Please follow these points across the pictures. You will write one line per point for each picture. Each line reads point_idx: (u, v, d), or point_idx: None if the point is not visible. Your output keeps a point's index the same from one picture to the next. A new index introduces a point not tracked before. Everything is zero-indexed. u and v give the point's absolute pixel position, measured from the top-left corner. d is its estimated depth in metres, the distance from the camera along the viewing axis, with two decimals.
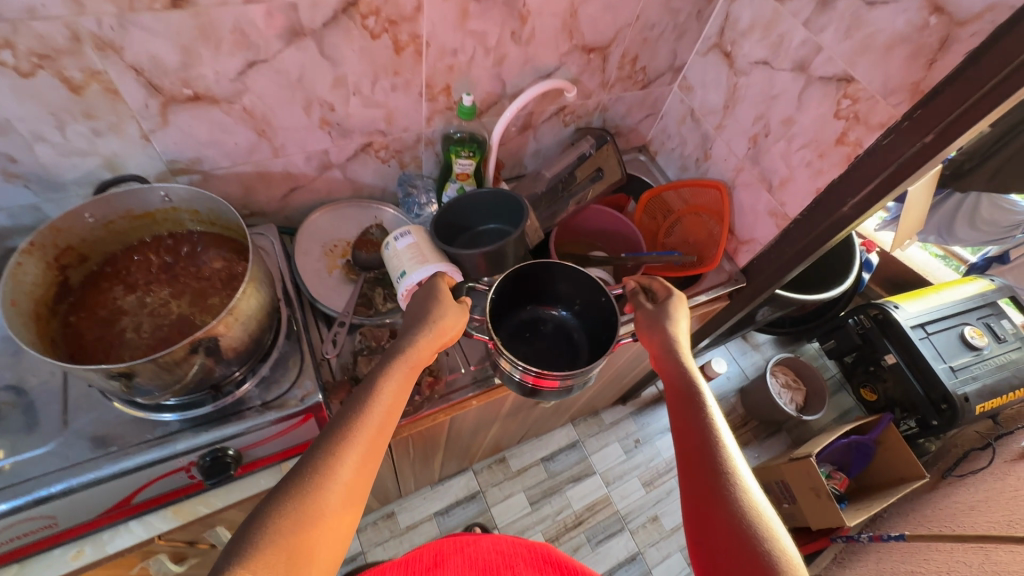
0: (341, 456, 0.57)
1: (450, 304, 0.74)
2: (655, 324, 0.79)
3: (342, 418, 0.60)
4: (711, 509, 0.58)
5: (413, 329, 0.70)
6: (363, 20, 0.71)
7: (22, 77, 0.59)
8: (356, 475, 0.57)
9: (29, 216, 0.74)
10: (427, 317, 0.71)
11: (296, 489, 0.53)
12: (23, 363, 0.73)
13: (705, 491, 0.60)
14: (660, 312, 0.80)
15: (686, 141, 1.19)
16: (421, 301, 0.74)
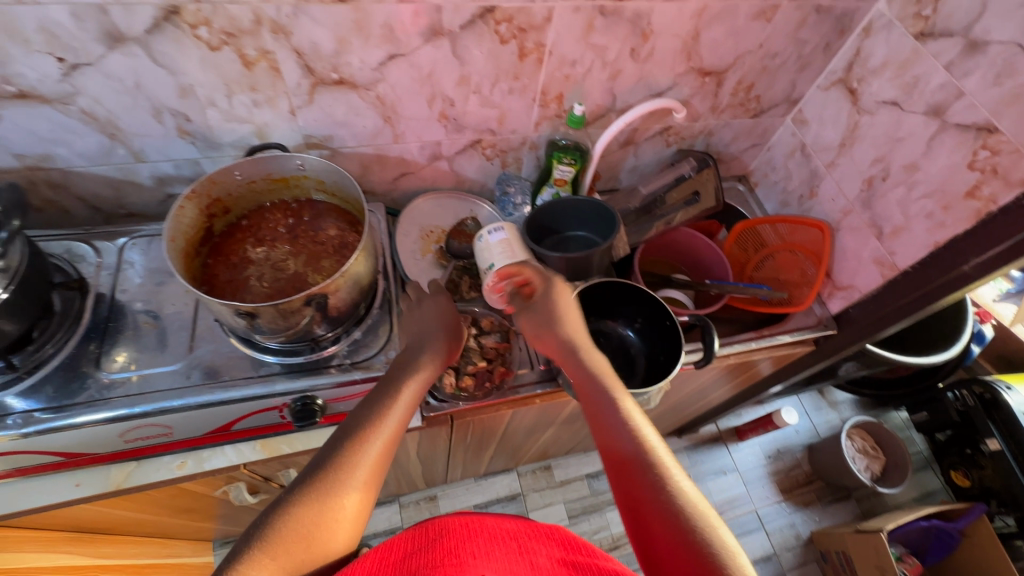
0: (358, 455, 0.61)
1: (451, 321, 0.79)
2: (565, 330, 0.77)
3: (357, 419, 0.65)
4: (661, 538, 0.58)
5: (419, 345, 0.75)
6: (496, 26, 0.77)
7: (210, 51, 0.69)
8: (371, 474, 0.62)
9: (189, 168, 0.86)
10: (433, 334, 0.76)
11: (314, 483, 0.58)
12: (164, 293, 0.85)
13: (652, 520, 0.59)
14: (548, 311, 0.79)
15: (792, 176, 1.15)
16: (423, 315, 0.79)
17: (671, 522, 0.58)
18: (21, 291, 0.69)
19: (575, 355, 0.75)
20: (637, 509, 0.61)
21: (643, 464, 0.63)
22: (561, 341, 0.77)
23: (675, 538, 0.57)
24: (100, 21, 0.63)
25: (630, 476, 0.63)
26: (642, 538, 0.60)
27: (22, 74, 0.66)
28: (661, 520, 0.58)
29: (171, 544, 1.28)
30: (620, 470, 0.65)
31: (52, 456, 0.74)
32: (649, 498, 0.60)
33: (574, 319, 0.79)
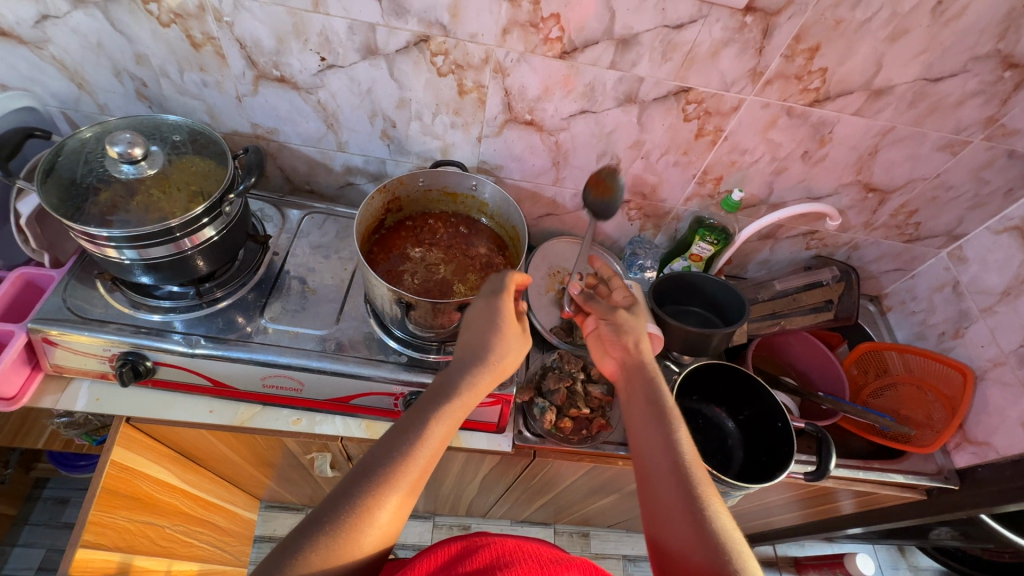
0: (382, 504, 0.55)
1: (516, 335, 0.68)
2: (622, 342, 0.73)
3: (381, 455, 0.58)
4: (682, 551, 0.54)
5: (463, 368, 0.66)
6: (685, 105, 0.82)
7: (437, 75, 0.80)
8: (395, 519, 0.56)
9: (375, 166, 0.96)
10: (486, 354, 0.66)
11: (330, 532, 0.52)
12: (324, 266, 0.94)
13: (680, 551, 0.55)
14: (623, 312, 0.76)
15: (936, 310, 1.09)
16: (481, 317, 0.68)
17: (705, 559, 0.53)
18: (227, 237, 0.81)
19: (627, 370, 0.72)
20: (663, 534, 0.57)
21: (672, 484, 0.58)
22: (622, 353, 0.74)
23: (698, 556, 0.53)
24: (366, 35, 0.75)
25: (657, 501, 0.59)
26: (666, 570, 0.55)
27: (289, 64, 0.79)
28: (688, 553, 0.54)
29: (231, 492, 1.33)
30: (645, 484, 0.61)
31: (202, 381, 0.82)
32: (680, 529, 0.56)
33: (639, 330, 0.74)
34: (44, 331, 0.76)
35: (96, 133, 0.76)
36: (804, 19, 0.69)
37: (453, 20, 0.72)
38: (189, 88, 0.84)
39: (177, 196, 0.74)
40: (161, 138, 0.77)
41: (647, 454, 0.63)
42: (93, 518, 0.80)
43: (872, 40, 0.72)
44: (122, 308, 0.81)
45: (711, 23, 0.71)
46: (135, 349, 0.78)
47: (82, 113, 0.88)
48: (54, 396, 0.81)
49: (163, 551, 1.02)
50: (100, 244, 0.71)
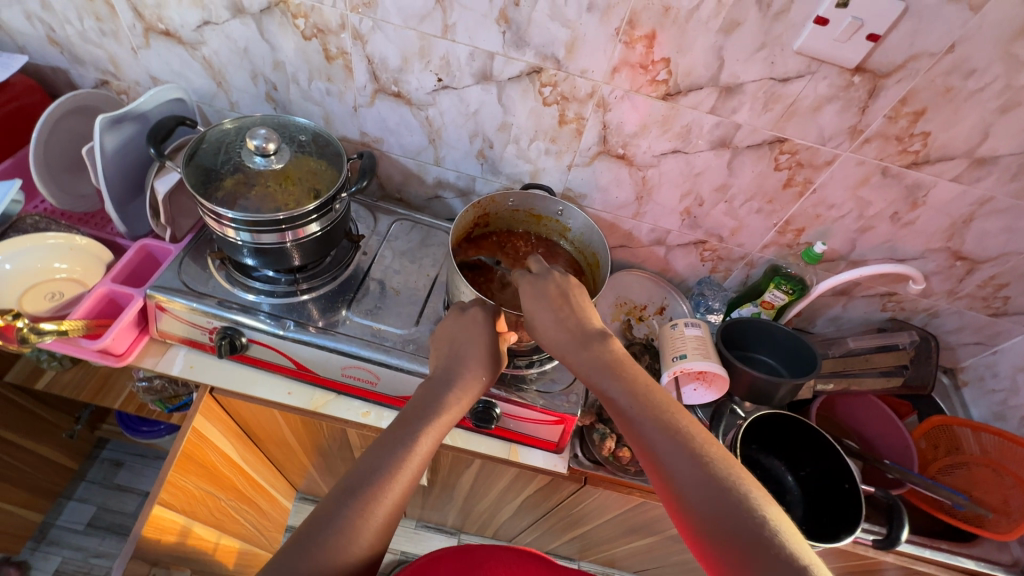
0: (367, 522, 0.57)
1: (492, 358, 0.73)
2: (569, 328, 0.68)
3: (366, 474, 0.60)
4: (701, 508, 0.54)
5: (442, 388, 0.70)
6: (778, 154, 0.84)
7: (541, 104, 0.85)
8: (382, 532, 0.58)
9: (465, 182, 1.01)
10: (459, 376, 0.70)
11: (322, 550, 0.54)
12: (407, 269, 0.99)
13: (699, 509, 0.55)
14: (546, 296, 0.70)
15: (1019, 391, 1.04)
16: (459, 338, 0.73)
17: (727, 512, 0.53)
18: (329, 234, 0.87)
19: (577, 358, 0.66)
20: (678, 496, 0.56)
21: (676, 449, 0.58)
22: (567, 337, 0.68)
23: (720, 514, 0.53)
24: (483, 62, 0.81)
25: (660, 467, 0.58)
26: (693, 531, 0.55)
27: (407, 81, 0.86)
28: (707, 512, 0.54)
29: (276, 478, 1.37)
30: (646, 453, 0.60)
31: (286, 362, 0.88)
32: (693, 489, 0.55)
33: (581, 312, 0.69)
34: (157, 297, 0.83)
35: (236, 126, 0.84)
36: (914, 83, 0.71)
37: (568, 55, 0.77)
38: (313, 94, 0.92)
39: (294, 190, 0.81)
40: (288, 137, 0.85)
41: (634, 428, 0.61)
42: (172, 478, 0.85)
43: (983, 109, 0.72)
44: (227, 285, 0.87)
45: (818, 79, 0.73)
46: (234, 324, 0.84)
47: (215, 108, 0.98)
48: (154, 359, 0.88)
49: (216, 523, 1.06)
50: (222, 223, 0.78)
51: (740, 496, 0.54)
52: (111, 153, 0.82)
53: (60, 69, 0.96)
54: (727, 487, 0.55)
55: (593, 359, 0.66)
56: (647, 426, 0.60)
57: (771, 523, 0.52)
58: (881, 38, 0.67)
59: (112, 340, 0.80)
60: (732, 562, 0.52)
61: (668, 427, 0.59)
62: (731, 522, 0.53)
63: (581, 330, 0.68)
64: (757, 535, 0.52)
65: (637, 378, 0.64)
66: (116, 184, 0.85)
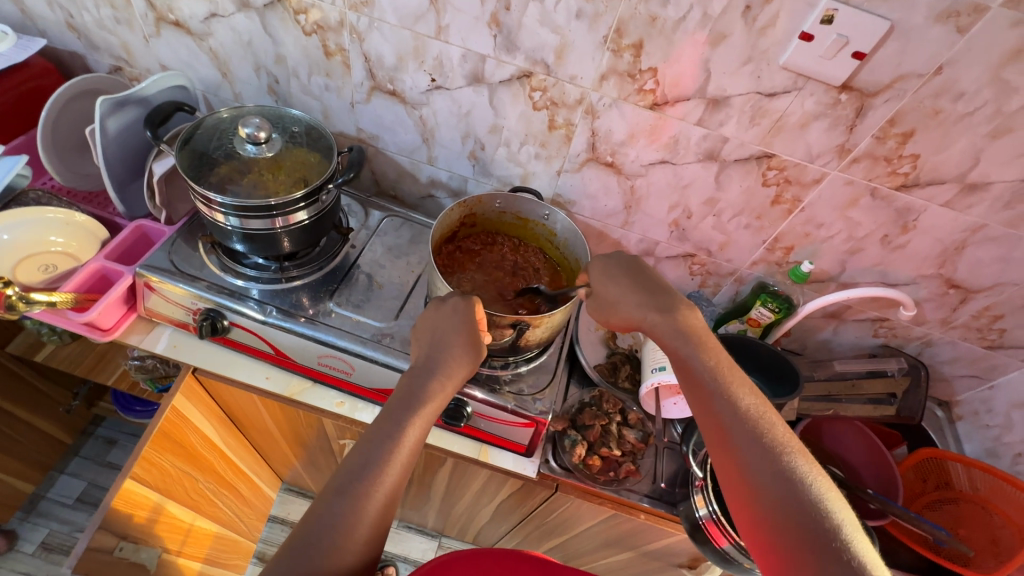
0: (360, 519, 0.58)
1: (468, 345, 0.73)
2: (649, 296, 0.70)
3: (356, 472, 0.60)
4: (770, 500, 0.54)
5: (424, 378, 0.70)
6: (766, 170, 0.83)
7: (532, 108, 0.86)
8: (375, 527, 0.59)
9: (457, 182, 1.02)
10: (442, 364, 0.71)
11: (317, 550, 0.55)
12: (393, 264, 1.00)
13: (766, 495, 0.54)
14: (630, 268, 0.74)
15: (1013, 428, 1.01)
16: (442, 328, 0.74)
17: (793, 502, 0.53)
18: (316, 224, 0.89)
19: (657, 324, 0.68)
20: (746, 480, 0.56)
21: (751, 436, 0.57)
22: (648, 303, 0.69)
23: (787, 507, 0.53)
24: (475, 64, 0.82)
25: (732, 450, 0.58)
26: (754, 515, 0.55)
27: (403, 80, 0.88)
28: (774, 498, 0.54)
29: (260, 466, 1.38)
30: (717, 435, 0.60)
31: (265, 347, 0.89)
32: (765, 479, 0.55)
33: (664, 286, 0.71)
34: (146, 276, 0.85)
35: (232, 115, 0.87)
36: (901, 104, 0.70)
37: (557, 61, 0.78)
38: (312, 89, 0.94)
39: (284, 178, 0.82)
40: (282, 127, 0.87)
41: (708, 406, 0.61)
42: (147, 454, 0.87)
43: (972, 134, 0.71)
44: (213, 269, 0.89)
45: (804, 96, 0.72)
46: (217, 307, 0.85)
47: (219, 98, 1.01)
48: (139, 336, 0.90)
49: (193, 504, 1.07)
50: (212, 208, 0.80)
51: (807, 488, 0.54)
52: (113, 135, 0.85)
53: (76, 53, 1.01)
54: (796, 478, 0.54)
55: (673, 329, 0.67)
56: (723, 406, 0.60)
57: (839, 520, 0.51)
58: (867, 57, 0.66)
59: (98, 314, 0.83)
60: (792, 557, 0.51)
61: (744, 411, 0.59)
62: (798, 512, 0.52)
63: (662, 300, 0.69)
64: (822, 529, 0.51)
65: (716, 359, 0.64)
66: (116, 165, 0.88)
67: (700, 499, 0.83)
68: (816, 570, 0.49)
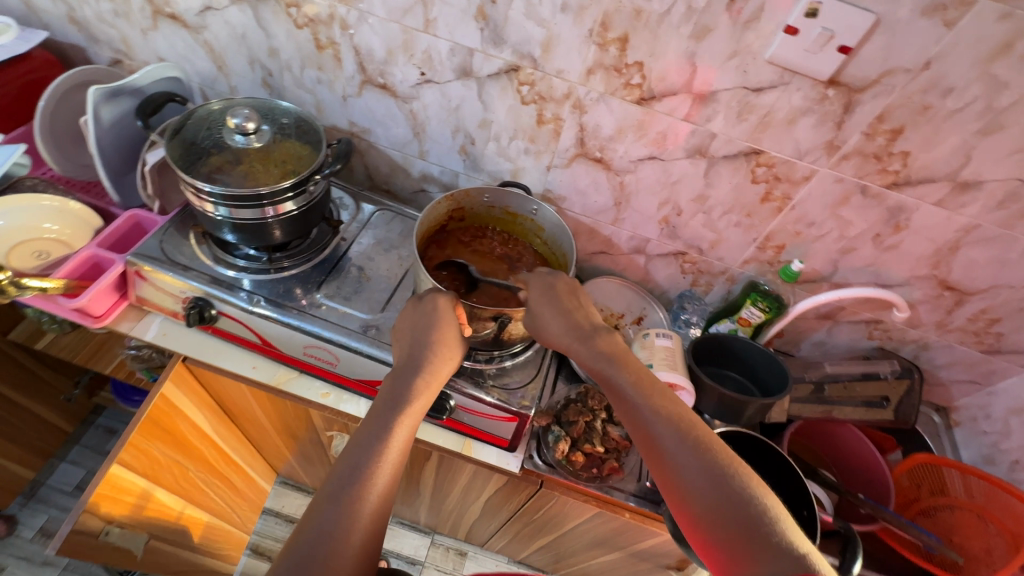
0: (355, 523, 0.56)
1: (450, 341, 0.74)
2: (572, 324, 0.73)
3: (348, 476, 0.59)
4: (704, 500, 0.55)
5: (407, 376, 0.70)
6: (755, 166, 0.82)
7: (520, 103, 0.86)
8: (372, 531, 0.57)
9: (448, 177, 1.02)
10: (426, 361, 0.71)
11: (315, 558, 0.53)
12: (382, 257, 1.00)
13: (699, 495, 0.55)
14: (551, 294, 0.77)
15: (1011, 435, 0.99)
16: (423, 324, 0.74)
17: (723, 498, 0.54)
18: (306, 215, 0.89)
19: (580, 350, 0.71)
20: (679, 485, 0.57)
21: (676, 441, 0.59)
22: (574, 330, 0.73)
23: (720, 504, 0.54)
24: (463, 58, 0.82)
25: (663, 458, 0.59)
26: (694, 518, 0.55)
27: (393, 74, 0.88)
28: (707, 498, 0.55)
29: (254, 457, 1.39)
30: (647, 446, 0.61)
31: (253, 337, 0.90)
32: (695, 480, 0.56)
33: (586, 311, 0.75)
34: (138, 265, 0.86)
35: (222, 107, 0.88)
36: (890, 100, 0.69)
37: (544, 55, 0.78)
38: (305, 82, 0.95)
39: (272, 169, 0.83)
40: (272, 118, 0.88)
41: (638, 419, 0.63)
42: (135, 440, 0.88)
43: (963, 131, 0.70)
44: (203, 258, 0.90)
45: (791, 91, 0.72)
46: (205, 296, 0.86)
47: (215, 91, 1.02)
48: (130, 324, 0.91)
49: (183, 493, 1.08)
50: (201, 198, 0.81)
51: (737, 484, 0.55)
52: (108, 124, 0.86)
53: (78, 46, 1.03)
54: (726, 474, 0.56)
55: (594, 352, 0.70)
56: (648, 418, 0.62)
57: (768, 511, 0.53)
58: (853, 51, 0.65)
59: (88, 300, 0.84)
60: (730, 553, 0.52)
61: (672, 418, 0.61)
62: (730, 509, 0.53)
63: (583, 326, 0.73)
64: (755, 521, 0.52)
65: (638, 373, 0.67)
66: (111, 155, 0.90)
67: None
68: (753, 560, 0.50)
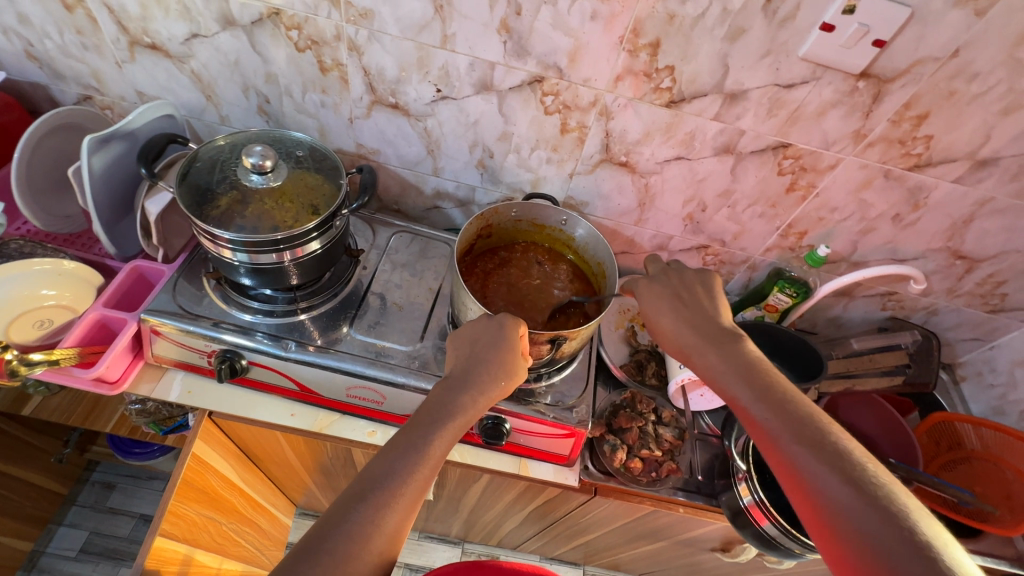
0: (379, 527, 0.55)
1: (509, 361, 0.70)
2: (694, 326, 0.68)
3: (377, 480, 0.58)
4: (857, 528, 0.48)
5: (456, 389, 0.68)
6: (782, 159, 0.83)
7: (543, 113, 0.83)
8: (392, 538, 0.57)
9: (464, 192, 0.99)
10: (476, 377, 0.69)
11: (332, 555, 0.53)
12: (409, 283, 0.97)
13: (857, 530, 0.48)
14: (680, 294, 0.72)
15: (1017, 386, 1.06)
16: (483, 340, 0.71)
17: (882, 528, 0.47)
18: (328, 252, 0.85)
19: (707, 353, 0.65)
20: (825, 507, 0.50)
21: (822, 460, 0.52)
22: (696, 328, 0.67)
23: (876, 532, 0.47)
24: (483, 72, 0.79)
25: (802, 476, 0.52)
26: (848, 556, 0.47)
27: (405, 92, 0.84)
28: (859, 528, 0.48)
29: (276, 496, 1.34)
30: (782, 461, 0.55)
31: (290, 384, 0.85)
32: (846, 504, 0.49)
33: (711, 314, 0.69)
34: (151, 321, 0.80)
35: (228, 143, 0.82)
36: (917, 88, 0.71)
37: (570, 64, 0.76)
38: (307, 107, 0.89)
39: (293, 207, 0.78)
40: (285, 152, 0.82)
41: (770, 432, 0.56)
42: (172, 507, 0.82)
43: (984, 113, 0.72)
44: (223, 307, 0.84)
45: (822, 85, 0.72)
46: (233, 347, 0.81)
47: (204, 122, 0.95)
48: (149, 385, 0.85)
49: (218, 548, 1.03)
50: (218, 245, 0.75)
51: (905, 523, 0.47)
52: (98, 174, 0.79)
53: (39, 84, 0.92)
54: (890, 510, 0.48)
55: (724, 352, 0.64)
56: (788, 434, 0.55)
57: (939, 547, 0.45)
58: (886, 44, 0.66)
59: (105, 368, 0.77)
60: None
61: (811, 432, 0.54)
62: (893, 542, 0.46)
63: (713, 329, 0.67)
64: (927, 566, 0.44)
65: (774, 381, 0.60)
66: (105, 206, 0.82)
67: (743, 488, 0.84)
68: None
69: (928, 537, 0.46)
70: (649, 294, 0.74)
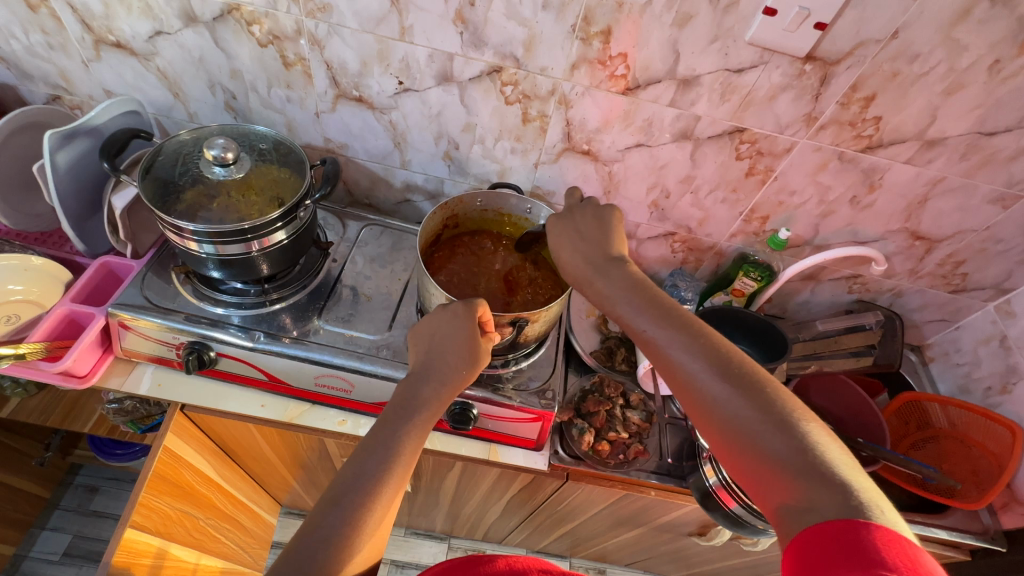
0: (361, 527, 0.56)
1: (471, 350, 0.70)
2: (592, 255, 0.69)
3: (355, 482, 0.58)
4: (740, 429, 0.53)
5: (419, 385, 0.68)
6: (738, 144, 0.85)
7: (504, 103, 0.85)
8: (377, 535, 0.58)
9: (433, 184, 1.01)
10: (439, 371, 0.69)
11: (316, 559, 0.53)
12: (380, 274, 0.98)
13: (737, 424, 0.53)
14: (576, 226, 0.73)
15: (982, 364, 1.07)
16: (442, 335, 0.71)
17: (763, 429, 0.52)
18: (295, 243, 0.85)
19: (600, 282, 0.67)
20: (715, 416, 0.55)
21: (707, 373, 0.56)
22: (593, 258, 0.69)
23: (760, 433, 0.52)
24: (443, 63, 0.81)
25: (693, 392, 0.57)
26: (734, 454, 0.53)
27: (368, 85, 0.85)
28: (744, 430, 0.53)
29: (259, 494, 1.35)
30: (675, 377, 0.59)
31: (259, 374, 0.86)
32: (729, 410, 0.54)
33: (608, 240, 0.70)
34: (120, 315, 0.80)
35: (193, 137, 0.83)
36: (862, 70, 0.73)
37: (526, 54, 0.77)
38: (274, 102, 0.90)
39: (258, 200, 0.79)
40: (249, 145, 0.83)
41: (663, 354, 0.59)
42: (144, 499, 0.83)
43: (929, 93, 0.74)
44: (191, 299, 0.85)
45: (771, 69, 0.74)
46: (201, 339, 0.82)
47: (173, 120, 0.96)
48: (120, 379, 0.86)
49: (195, 543, 1.04)
50: (184, 237, 0.76)
51: (777, 412, 0.53)
52: (63, 171, 0.80)
53: (8, 85, 0.94)
54: (769, 403, 0.53)
55: (615, 279, 0.66)
56: (674, 349, 0.58)
57: (813, 440, 0.51)
58: (828, 27, 0.68)
59: (73, 361, 0.78)
60: (771, 483, 0.50)
61: (699, 348, 0.58)
62: (770, 439, 0.51)
63: (603, 256, 0.69)
64: (797, 453, 0.50)
65: (663, 304, 0.62)
66: (71, 202, 0.83)
67: (708, 469, 0.86)
68: (798, 492, 0.48)
69: (799, 422, 0.52)
70: (554, 235, 0.74)
